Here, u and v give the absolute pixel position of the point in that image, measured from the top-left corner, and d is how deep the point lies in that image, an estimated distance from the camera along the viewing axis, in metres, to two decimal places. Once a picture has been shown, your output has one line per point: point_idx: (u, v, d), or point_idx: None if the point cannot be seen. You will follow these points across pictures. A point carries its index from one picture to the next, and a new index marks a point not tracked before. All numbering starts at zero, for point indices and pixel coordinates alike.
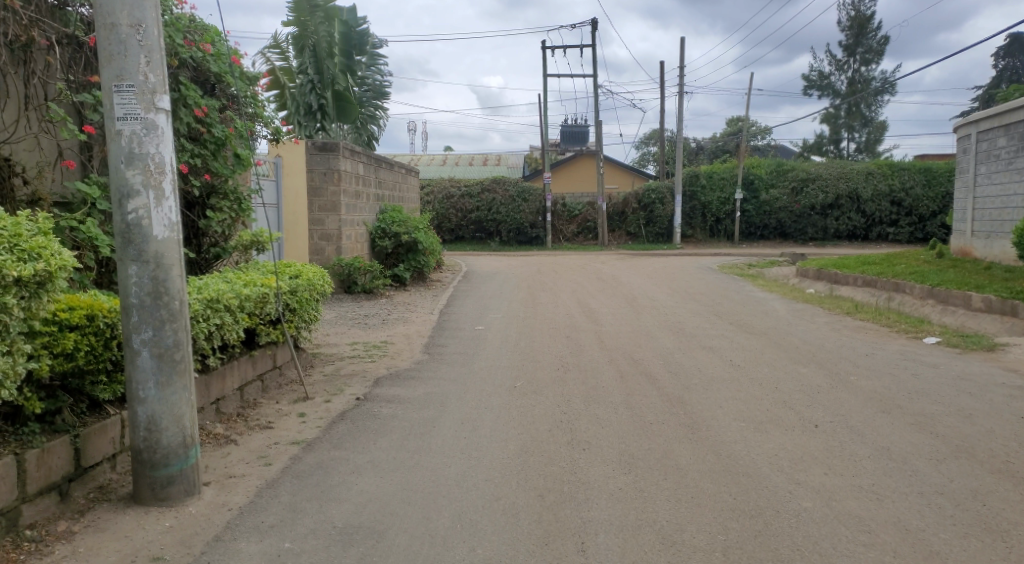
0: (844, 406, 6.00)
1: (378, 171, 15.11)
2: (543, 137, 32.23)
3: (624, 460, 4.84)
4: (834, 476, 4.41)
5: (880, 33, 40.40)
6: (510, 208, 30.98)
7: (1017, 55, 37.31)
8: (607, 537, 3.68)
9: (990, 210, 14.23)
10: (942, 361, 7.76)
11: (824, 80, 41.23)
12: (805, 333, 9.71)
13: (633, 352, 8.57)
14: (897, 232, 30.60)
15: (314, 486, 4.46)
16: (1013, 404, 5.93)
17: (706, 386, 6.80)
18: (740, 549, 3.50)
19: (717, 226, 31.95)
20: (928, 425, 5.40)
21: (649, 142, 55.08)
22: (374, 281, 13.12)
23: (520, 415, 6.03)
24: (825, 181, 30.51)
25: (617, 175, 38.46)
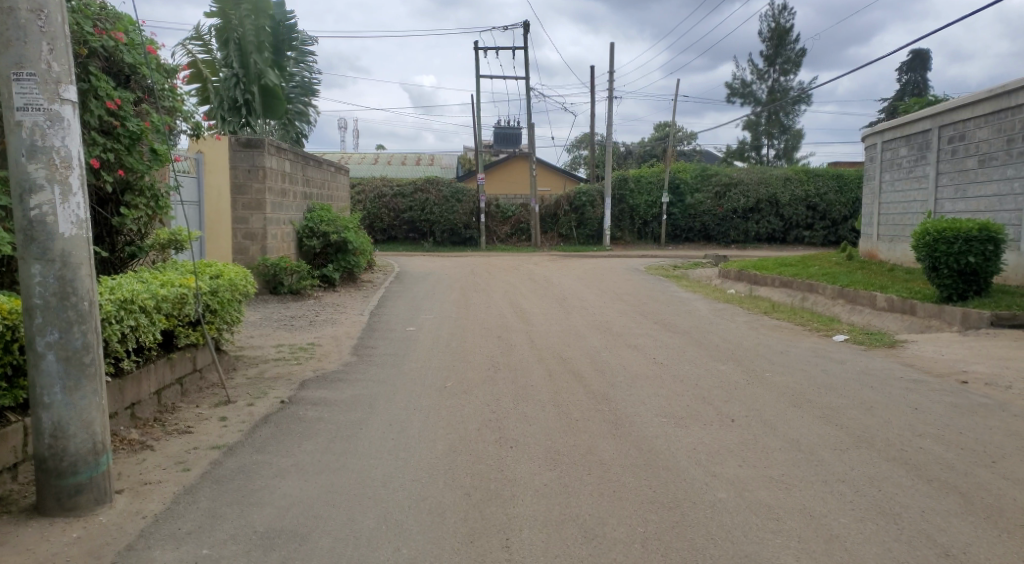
0: (759, 401, 6.27)
1: (307, 169, 14.79)
2: (476, 138, 32.27)
3: (550, 457, 4.93)
4: (748, 468, 4.62)
5: (797, 45, 42.31)
6: (444, 209, 30.88)
7: (919, 70, 39.75)
8: (531, 533, 3.75)
9: (893, 215, 15.14)
10: (849, 357, 8.21)
11: (746, 89, 42.86)
12: (725, 331, 10.10)
13: (562, 351, 8.72)
14: (812, 236, 32.05)
15: (235, 490, 4.36)
16: (909, 397, 6.34)
17: (631, 384, 6.98)
18: (658, 539, 3.63)
19: (645, 229, 32.74)
20: (835, 417, 5.71)
21: (580, 146, 55.95)
22: (301, 282, 12.90)
23: (449, 415, 6.03)
24: (747, 186, 31.72)
25: (549, 177, 38.95)
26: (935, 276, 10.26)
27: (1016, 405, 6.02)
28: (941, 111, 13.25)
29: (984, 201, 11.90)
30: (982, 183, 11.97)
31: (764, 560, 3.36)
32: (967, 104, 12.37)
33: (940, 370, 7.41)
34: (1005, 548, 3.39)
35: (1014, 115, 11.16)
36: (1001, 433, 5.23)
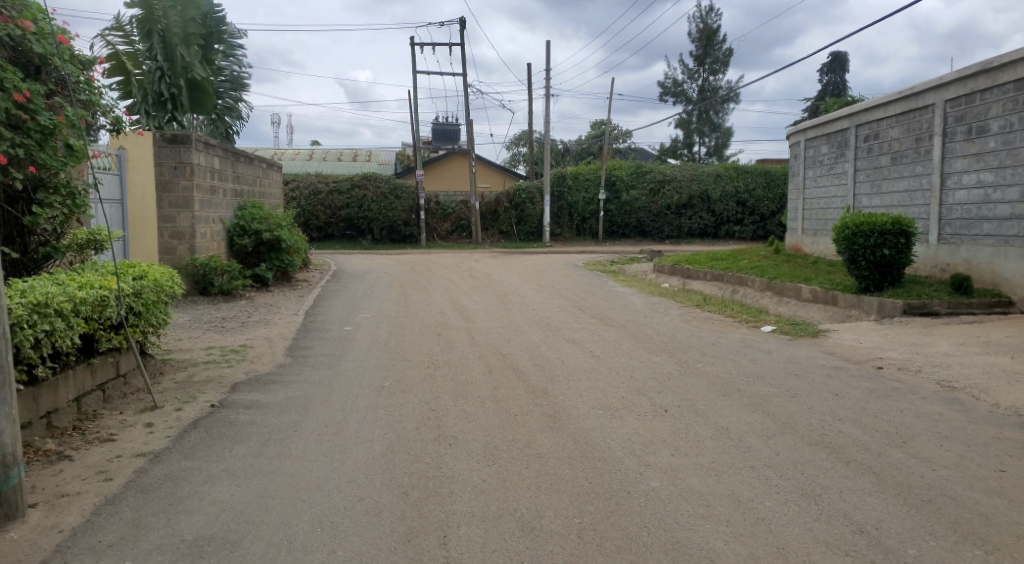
0: (691, 391, 6.45)
1: (237, 165, 14.35)
2: (414, 135, 31.96)
3: (489, 453, 4.94)
4: (680, 457, 4.75)
5: (726, 45, 43.54)
6: (382, 206, 30.46)
7: (839, 71, 41.53)
8: (469, 529, 3.76)
9: (816, 210, 15.78)
10: (776, 347, 8.52)
11: (678, 88, 43.89)
12: (660, 324, 10.33)
13: (500, 347, 8.75)
14: (743, 231, 33.09)
15: (161, 498, 4.21)
16: (831, 383, 6.64)
17: (568, 377, 7.07)
18: (593, 530, 3.69)
19: (583, 225, 33.12)
20: (762, 405, 5.93)
21: (519, 143, 56.15)
22: (232, 282, 12.49)
23: (386, 414, 5.97)
24: (679, 183, 32.52)
25: (488, 174, 39.01)
26: (854, 268, 10.74)
27: (926, 388, 6.38)
28: (857, 111, 13.88)
29: (897, 197, 12.54)
30: (895, 179, 12.60)
31: (694, 545, 3.46)
32: (881, 105, 13.01)
33: (859, 357, 7.79)
34: (915, 522, 3.60)
35: (922, 115, 11.80)
36: (913, 415, 5.53)
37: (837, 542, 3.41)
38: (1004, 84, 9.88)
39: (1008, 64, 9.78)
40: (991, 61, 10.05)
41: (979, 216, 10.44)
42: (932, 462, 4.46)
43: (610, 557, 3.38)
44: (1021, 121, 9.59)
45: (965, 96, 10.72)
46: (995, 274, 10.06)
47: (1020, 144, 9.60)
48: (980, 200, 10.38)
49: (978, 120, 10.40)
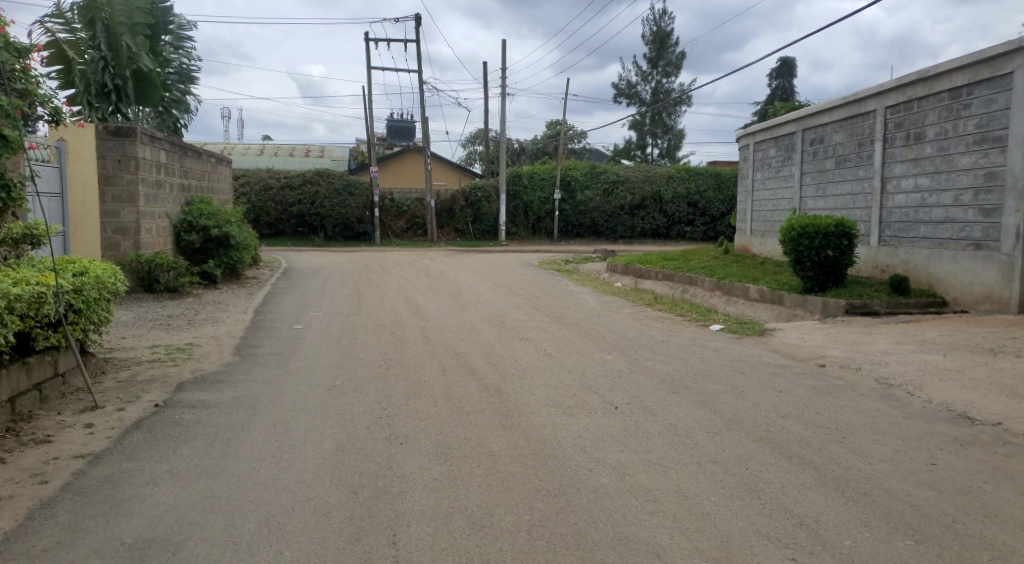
0: (641, 389, 6.56)
1: (184, 159, 13.98)
2: (368, 132, 31.62)
3: (441, 452, 4.94)
4: (630, 453, 4.83)
5: (678, 48, 44.29)
6: (335, 202, 30.01)
7: (786, 77, 42.68)
8: (418, 527, 3.75)
9: (764, 212, 16.18)
10: (723, 345, 8.72)
11: (632, 90, 44.47)
12: (612, 323, 10.47)
13: (454, 345, 8.74)
14: (693, 232, 33.73)
15: (100, 501, 4.08)
16: (775, 380, 6.83)
17: (522, 376, 7.10)
18: (543, 526, 3.72)
19: (539, 224, 33.27)
20: (709, 402, 6.07)
21: (475, 141, 56.10)
22: (179, 278, 12.17)
23: (337, 413, 5.90)
24: (633, 184, 32.97)
25: (444, 172, 38.89)
26: (800, 268, 11.05)
27: (865, 385, 6.62)
28: (803, 115, 14.29)
29: (840, 200, 12.95)
30: (838, 182, 13.02)
31: (641, 540, 3.52)
32: (826, 110, 13.42)
33: (802, 355, 8.02)
34: (851, 514, 3.73)
35: (864, 120, 12.22)
36: (851, 411, 5.74)
37: (777, 535, 3.51)
38: (940, 92, 10.30)
39: (943, 73, 10.21)
40: (928, 71, 10.47)
41: (916, 219, 10.86)
42: (869, 456, 4.63)
43: (559, 553, 3.42)
44: (955, 129, 10.01)
45: (904, 103, 11.14)
46: (931, 275, 10.48)
47: (954, 151, 10.03)
48: (918, 203, 10.80)
49: (916, 127, 10.82)
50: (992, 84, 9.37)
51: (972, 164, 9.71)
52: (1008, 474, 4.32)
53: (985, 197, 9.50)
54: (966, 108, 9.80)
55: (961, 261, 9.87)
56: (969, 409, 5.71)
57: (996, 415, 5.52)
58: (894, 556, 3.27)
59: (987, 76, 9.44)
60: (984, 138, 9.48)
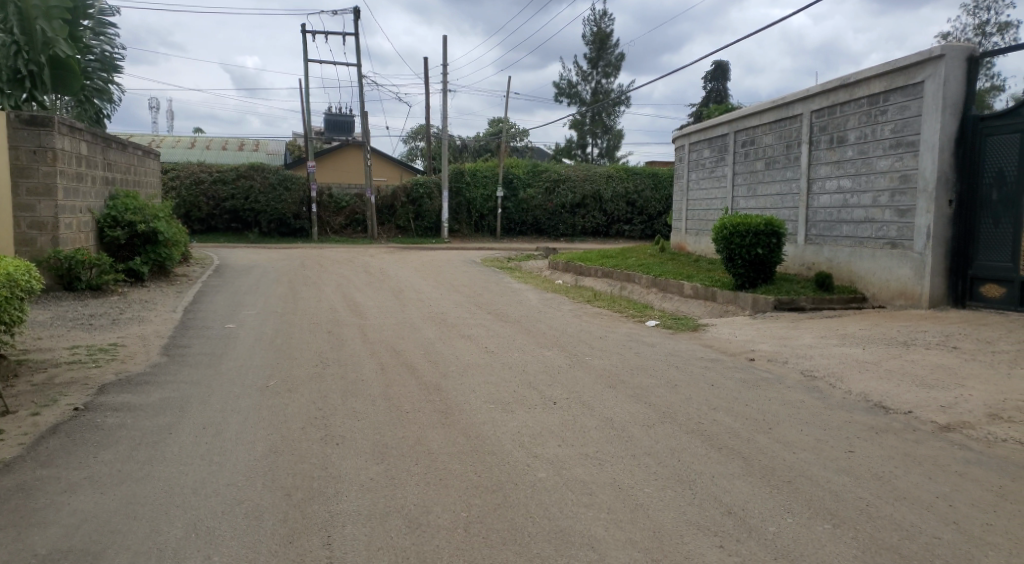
0: (579, 384, 6.63)
1: (107, 151, 13.37)
2: (305, 126, 30.95)
3: (378, 451, 4.88)
4: (567, 447, 4.88)
5: (618, 49, 44.94)
6: (270, 197, 29.27)
7: (721, 79, 43.86)
8: (354, 528, 3.70)
9: (699, 211, 16.60)
10: (659, 341, 8.91)
11: (572, 89, 44.94)
12: (553, 320, 10.57)
13: (394, 343, 8.65)
14: (632, 230, 34.34)
15: (11, 512, 3.87)
16: (708, 374, 7.03)
17: (461, 373, 7.09)
18: (480, 523, 3.72)
19: (481, 222, 33.22)
20: (644, 396, 6.20)
21: (416, 137, 55.63)
22: (102, 276, 11.69)
23: (270, 414, 5.77)
24: (573, 183, 33.35)
25: (384, 168, 38.43)
26: (731, 266, 11.38)
27: (791, 377, 6.88)
28: (735, 118, 14.73)
29: (770, 200, 13.41)
30: (768, 183, 13.47)
31: (576, 533, 3.56)
32: (756, 113, 13.87)
33: (733, 349, 8.27)
34: (775, 502, 3.88)
35: (792, 124, 12.67)
36: (779, 403, 5.96)
37: (707, 524, 3.61)
38: (860, 98, 10.78)
39: (863, 80, 10.69)
40: (849, 77, 10.94)
41: (839, 219, 11.33)
42: (794, 446, 4.82)
43: (494, 548, 3.43)
44: (873, 133, 10.50)
45: (828, 108, 11.61)
46: (852, 272, 10.96)
47: (873, 154, 10.51)
48: (841, 204, 11.28)
49: (839, 130, 11.30)
50: (906, 92, 9.86)
51: (889, 167, 10.19)
52: (919, 459, 4.56)
53: (901, 198, 9.98)
54: (884, 113, 10.28)
55: (880, 259, 10.35)
56: (885, 399, 6.00)
57: (908, 404, 5.82)
58: (814, 540, 3.41)
59: (901, 84, 9.93)
60: (899, 142, 9.96)
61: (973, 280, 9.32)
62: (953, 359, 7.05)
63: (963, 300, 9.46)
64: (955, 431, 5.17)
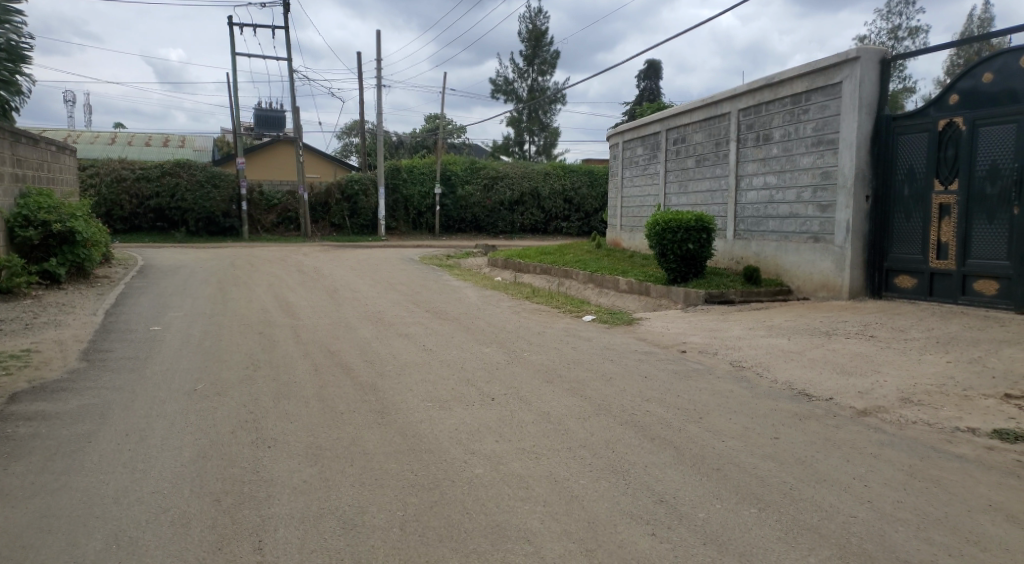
0: (517, 380, 6.67)
1: (17, 146, 12.63)
2: (234, 121, 30.01)
3: (312, 453, 4.78)
4: (504, 442, 4.90)
5: (553, 47, 45.29)
6: (198, 195, 28.28)
7: (653, 78, 44.78)
8: (286, 531, 3.61)
9: (633, 207, 16.91)
10: (594, 335, 9.05)
11: (508, 86, 45.06)
12: (490, 316, 10.59)
13: (329, 343, 8.50)
14: (569, 226, 34.73)
15: None
16: (642, 366, 7.18)
17: (399, 371, 7.03)
18: (416, 521, 3.70)
19: (419, 219, 32.93)
20: (580, 389, 6.28)
21: (351, 133, 54.71)
22: (13, 278, 11.09)
23: (198, 419, 5.58)
24: (511, 179, 33.46)
25: (318, 164, 37.68)
26: (664, 260, 11.65)
27: (720, 368, 7.09)
28: (667, 116, 15.06)
29: (700, 196, 13.77)
30: (698, 180, 13.83)
31: (512, 526, 3.58)
32: (686, 112, 14.22)
33: (666, 342, 8.48)
34: (705, 488, 3.99)
35: (721, 122, 13.04)
36: (708, 392, 6.14)
37: (639, 513, 3.69)
38: (784, 97, 11.18)
39: (786, 80, 11.09)
40: (773, 78, 11.34)
41: (765, 214, 11.73)
42: (722, 434, 4.97)
43: (430, 546, 3.41)
44: (796, 131, 10.91)
45: (754, 107, 12.01)
46: (778, 266, 11.38)
47: (796, 151, 10.93)
48: (767, 200, 11.67)
49: (765, 129, 11.70)
50: (826, 92, 10.29)
51: (811, 164, 10.62)
52: (838, 443, 4.78)
53: (822, 194, 10.42)
54: (806, 112, 10.69)
55: (803, 252, 10.77)
56: (808, 387, 6.26)
57: (829, 391, 6.09)
58: (740, 524, 3.53)
59: (821, 84, 10.34)
60: (821, 140, 10.38)
61: (888, 272, 9.81)
62: (870, 348, 7.41)
63: (879, 291, 9.95)
64: (871, 416, 5.44)
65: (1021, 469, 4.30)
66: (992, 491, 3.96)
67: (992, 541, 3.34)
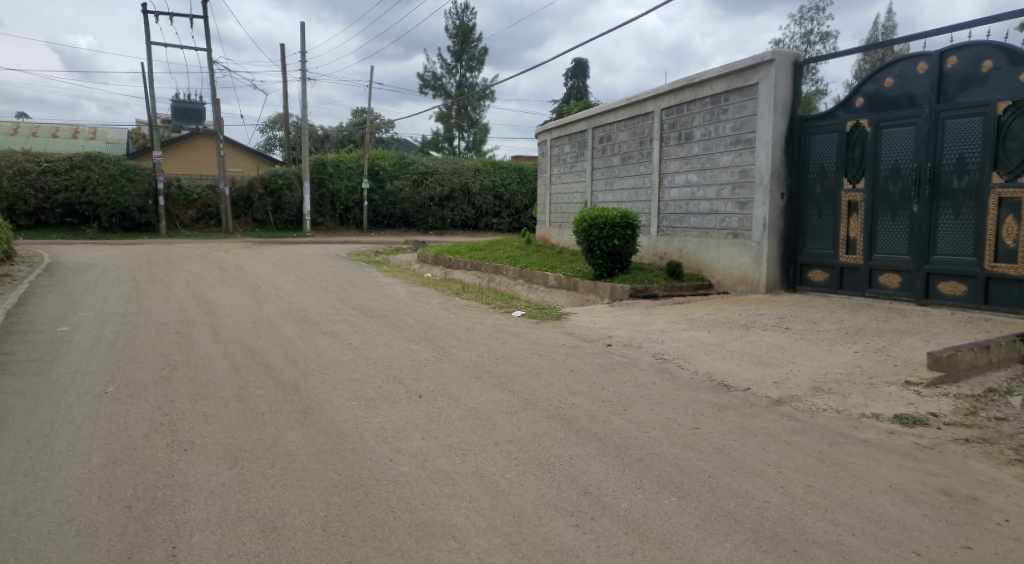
0: (445, 376, 6.64)
1: None
2: (149, 113, 28.66)
3: (231, 455, 4.62)
4: (430, 440, 4.86)
5: (481, 43, 45.25)
6: (110, 189, 26.86)
7: (581, 77, 45.40)
8: (202, 536, 3.48)
9: (561, 204, 17.10)
10: (523, 330, 9.10)
11: (437, 82, 44.79)
12: (419, 313, 10.49)
13: (251, 342, 8.24)
14: (500, 223, 34.85)
15: None
16: (569, 361, 7.26)
17: (323, 370, 6.88)
18: (340, 521, 3.63)
19: (346, 215, 32.30)
20: (508, 384, 6.30)
21: (275, 127, 53.17)
22: None
23: (108, 422, 5.30)
24: (441, 175, 33.27)
25: (241, 158, 36.47)
26: (591, 256, 11.83)
27: (644, 361, 7.26)
28: (593, 115, 15.29)
29: (626, 193, 14.04)
30: (624, 177, 14.10)
31: (437, 523, 3.56)
32: (612, 110, 14.47)
33: (592, 336, 8.60)
34: (627, 478, 4.08)
35: (644, 121, 13.33)
36: (632, 385, 6.27)
37: (564, 505, 3.74)
38: (704, 98, 11.52)
39: (706, 81, 11.42)
40: (693, 78, 11.67)
41: (687, 211, 12.07)
42: (645, 425, 5.09)
43: (353, 546, 3.35)
44: (716, 131, 11.27)
45: (675, 107, 12.34)
46: (700, 261, 11.73)
47: (716, 150, 11.28)
48: (689, 197, 12.01)
49: (686, 128, 12.03)
50: (743, 93, 10.66)
51: (730, 162, 10.98)
52: (754, 431, 4.97)
53: (740, 192, 10.79)
54: (725, 112, 11.05)
55: (723, 248, 11.15)
56: (726, 377, 6.49)
57: (746, 381, 6.32)
58: (661, 513, 3.62)
59: (739, 86, 10.70)
60: (739, 139, 10.75)
61: (802, 266, 10.28)
62: (785, 339, 7.73)
63: (794, 285, 10.40)
64: (785, 404, 5.67)
65: (919, 452, 4.58)
66: (893, 473, 4.19)
67: (891, 520, 3.54)
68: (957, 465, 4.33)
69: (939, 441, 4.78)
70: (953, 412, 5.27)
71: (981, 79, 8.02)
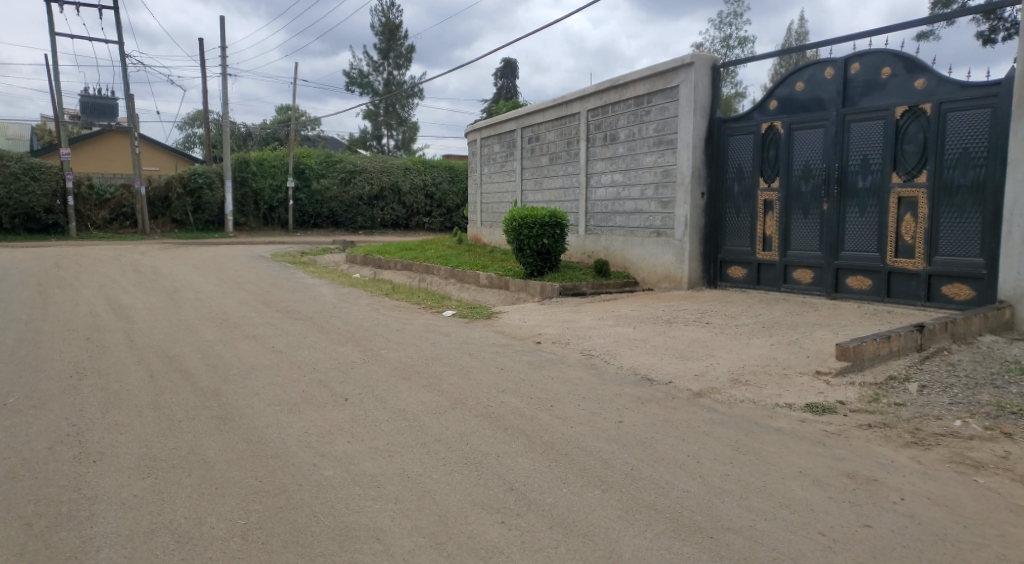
0: (373, 378, 6.56)
1: None
2: (55, 108, 27.10)
3: (145, 465, 4.44)
4: (356, 443, 4.79)
5: (408, 41, 44.80)
6: (13, 189, 25.24)
7: (510, 76, 45.61)
8: (112, 551, 3.33)
9: (492, 204, 17.14)
10: (453, 330, 9.07)
11: (363, 79, 44.17)
12: (346, 314, 10.31)
13: (168, 348, 7.91)
14: (431, 222, 34.64)
15: None
16: (498, 359, 7.29)
17: (245, 375, 6.68)
18: (260, 528, 3.54)
19: (271, 215, 31.44)
20: (436, 384, 6.28)
21: (194, 123, 51.28)
22: None
23: (9, 436, 4.99)
24: (370, 174, 32.81)
25: (158, 156, 34.97)
26: (521, 255, 11.90)
27: (572, 357, 7.36)
28: (521, 114, 15.40)
29: (554, 193, 14.20)
30: (552, 176, 14.26)
31: (362, 526, 3.52)
32: (540, 111, 14.60)
33: (522, 334, 8.66)
34: (552, 474, 4.14)
35: (571, 121, 13.52)
36: (560, 381, 6.35)
37: (489, 502, 3.76)
38: (628, 99, 11.77)
39: (630, 82, 11.68)
40: (617, 80, 11.92)
41: (613, 210, 12.31)
42: (571, 421, 5.17)
43: (274, 553, 3.27)
44: (639, 131, 11.53)
45: (601, 108, 12.56)
46: (626, 259, 11.98)
47: (639, 151, 11.55)
48: (614, 196, 12.25)
49: (611, 129, 12.26)
50: (665, 95, 10.95)
51: (653, 163, 11.27)
52: (675, 424, 5.12)
53: (663, 191, 11.08)
54: (648, 114, 11.33)
55: (648, 246, 11.42)
56: (650, 372, 6.66)
57: (669, 375, 6.50)
58: (584, 506, 3.69)
59: (661, 88, 10.99)
60: (661, 140, 11.05)
61: (722, 263, 10.64)
62: (706, 334, 7.99)
63: (714, 281, 10.76)
64: (705, 397, 5.87)
65: (828, 438, 4.82)
66: (803, 459, 4.40)
67: (801, 504, 3.72)
68: (861, 449, 4.59)
69: (846, 427, 5.05)
70: (859, 400, 5.58)
71: (881, 85, 8.50)
